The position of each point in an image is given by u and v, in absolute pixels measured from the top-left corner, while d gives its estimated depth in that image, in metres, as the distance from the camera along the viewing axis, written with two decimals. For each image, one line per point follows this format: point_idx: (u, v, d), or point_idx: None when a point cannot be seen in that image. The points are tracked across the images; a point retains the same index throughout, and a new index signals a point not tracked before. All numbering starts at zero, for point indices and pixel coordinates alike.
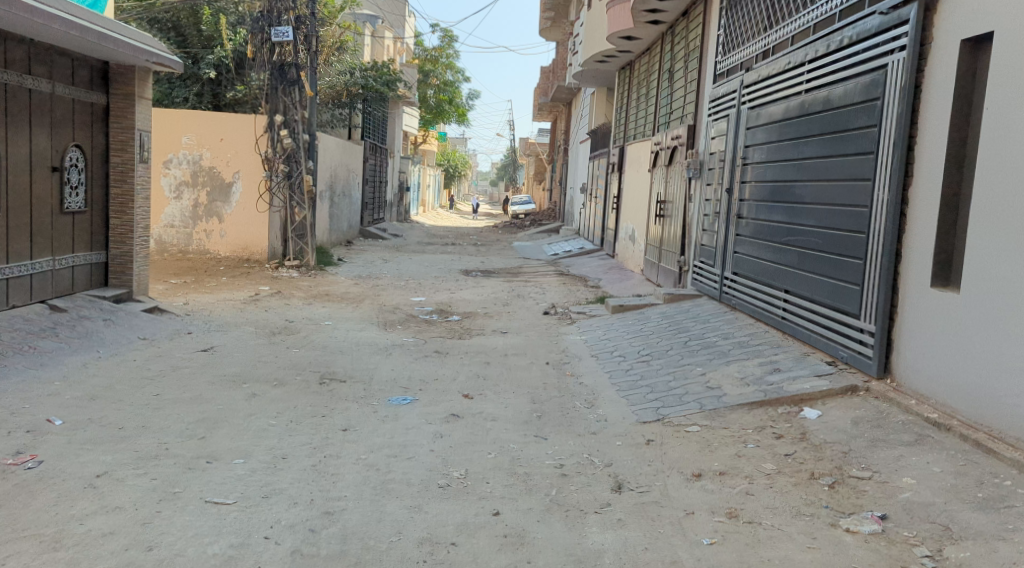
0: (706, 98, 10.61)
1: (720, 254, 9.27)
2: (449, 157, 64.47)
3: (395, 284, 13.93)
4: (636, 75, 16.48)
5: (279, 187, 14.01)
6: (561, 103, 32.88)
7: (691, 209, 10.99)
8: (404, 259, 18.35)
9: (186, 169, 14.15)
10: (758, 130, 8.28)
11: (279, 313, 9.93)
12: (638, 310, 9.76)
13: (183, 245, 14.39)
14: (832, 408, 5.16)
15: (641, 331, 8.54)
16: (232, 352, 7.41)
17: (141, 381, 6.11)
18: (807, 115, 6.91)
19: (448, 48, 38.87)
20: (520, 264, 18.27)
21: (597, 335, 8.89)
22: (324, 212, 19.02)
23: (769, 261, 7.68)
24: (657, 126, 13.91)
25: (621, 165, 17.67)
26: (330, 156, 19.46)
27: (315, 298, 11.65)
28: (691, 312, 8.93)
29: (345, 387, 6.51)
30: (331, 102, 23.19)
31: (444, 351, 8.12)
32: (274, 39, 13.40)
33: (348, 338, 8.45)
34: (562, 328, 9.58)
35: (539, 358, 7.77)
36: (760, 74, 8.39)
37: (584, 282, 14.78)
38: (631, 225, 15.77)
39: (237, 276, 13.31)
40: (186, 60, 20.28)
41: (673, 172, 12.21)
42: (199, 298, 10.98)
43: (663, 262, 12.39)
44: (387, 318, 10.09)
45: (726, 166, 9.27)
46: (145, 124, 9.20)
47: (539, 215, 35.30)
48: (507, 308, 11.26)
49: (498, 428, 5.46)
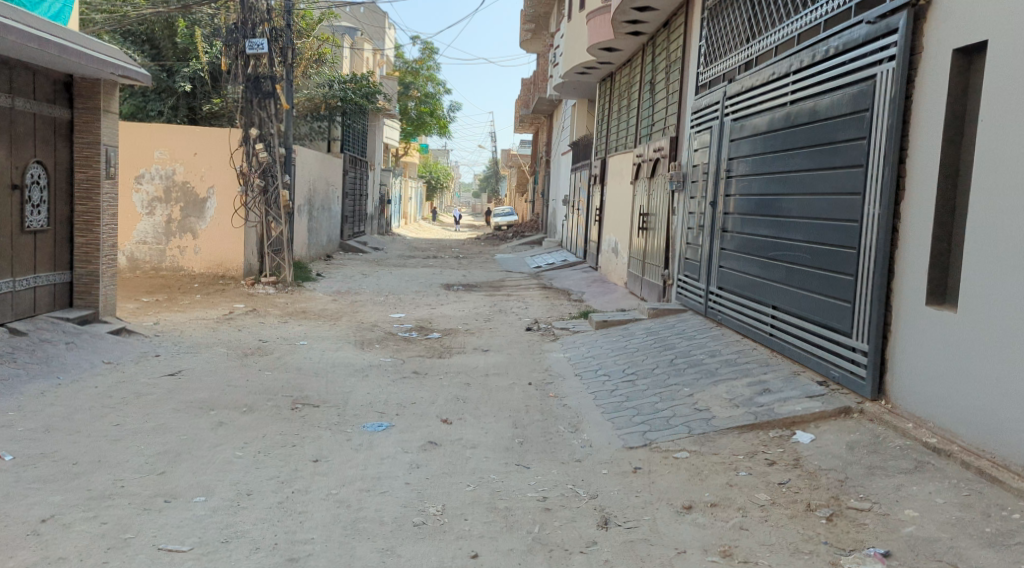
0: (689, 109, 10.44)
1: (705, 268, 9.09)
2: (430, 169, 64.26)
3: (374, 299, 13.67)
4: (617, 86, 16.34)
5: (255, 202, 13.71)
6: (542, 114, 32.78)
7: (675, 222, 10.80)
8: (384, 273, 18.10)
9: (158, 184, 13.77)
10: (742, 142, 8.10)
11: (253, 332, 9.63)
12: (622, 326, 9.55)
13: (155, 262, 13.98)
14: (826, 432, 4.96)
15: (626, 348, 8.32)
16: (201, 376, 7.12)
17: (102, 410, 5.82)
18: (793, 125, 6.73)
19: (428, 60, 38.73)
20: (502, 277, 18.06)
21: (581, 352, 8.66)
22: (303, 226, 18.73)
23: (755, 276, 7.49)
24: (639, 137, 13.74)
25: (603, 177, 17.50)
26: (308, 169, 19.18)
27: (292, 316, 11.37)
28: (677, 328, 8.73)
29: (318, 412, 6.24)
30: (309, 114, 22.85)
31: (422, 371, 7.86)
32: (249, 51, 13.13)
33: (324, 358, 8.17)
34: (545, 345, 9.35)
35: (521, 379, 7.53)
36: (744, 85, 8.22)
37: (568, 295, 14.58)
38: (614, 237, 15.60)
39: (212, 293, 12.98)
40: (161, 73, 19.99)
41: (656, 184, 12.03)
42: (172, 317, 10.67)
43: (646, 275, 12.20)
44: (365, 336, 9.83)
45: (710, 179, 9.09)
46: (111, 139, 8.91)
47: (522, 227, 35.13)
48: (488, 324, 11.03)
49: (478, 456, 5.21)
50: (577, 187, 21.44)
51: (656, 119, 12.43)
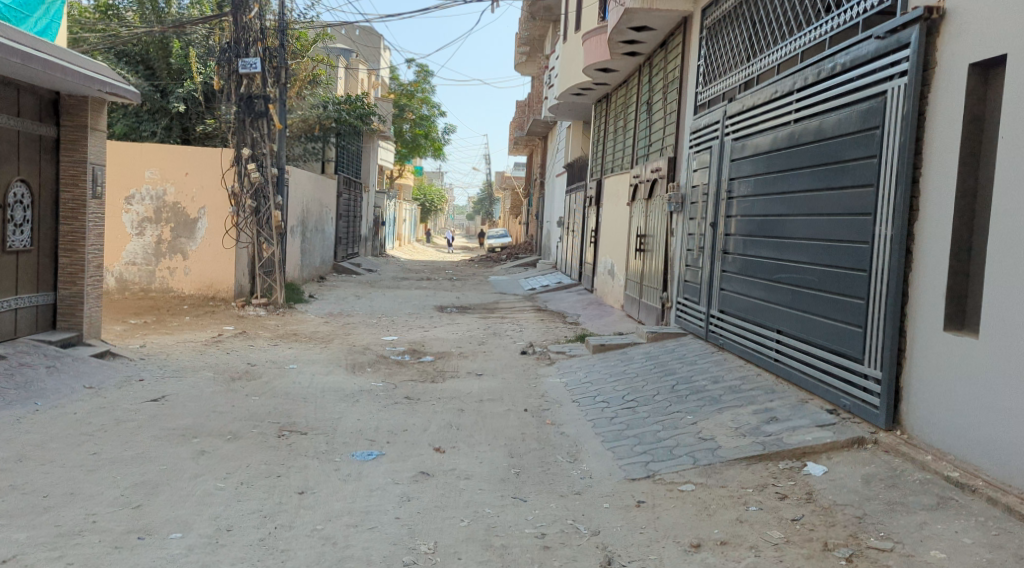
0: (687, 130, 10.28)
1: (705, 291, 8.89)
2: (424, 191, 64.21)
3: (367, 322, 13.42)
4: (613, 108, 16.23)
5: (247, 222, 13.53)
6: (537, 137, 32.73)
7: (673, 244, 10.61)
8: (377, 295, 17.86)
9: (149, 205, 13.52)
10: (743, 162, 7.93)
11: (242, 355, 9.37)
12: (620, 350, 9.32)
13: (145, 283, 13.66)
14: (839, 464, 4.74)
15: (624, 373, 8.09)
16: (186, 401, 6.85)
17: (80, 437, 5.55)
18: (797, 145, 6.55)
19: (423, 83, 38.75)
20: (497, 299, 17.83)
21: (578, 377, 8.42)
22: (295, 248, 18.50)
23: (758, 299, 7.29)
24: (635, 158, 13.59)
25: (599, 199, 17.35)
26: (301, 190, 18.99)
27: (282, 339, 11.11)
28: (677, 352, 8.51)
29: (306, 440, 5.97)
30: (303, 135, 22.65)
31: (415, 397, 7.60)
32: (242, 70, 12.97)
33: (314, 383, 7.91)
34: (541, 370, 9.10)
35: (517, 405, 7.28)
36: (745, 104, 8.06)
37: (563, 318, 14.35)
38: (610, 259, 15.40)
39: (201, 315, 12.71)
40: (155, 93, 19.81)
41: (653, 205, 11.85)
42: (159, 340, 10.39)
43: (643, 298, 11.99)
44: (356, 360, 9.57)
45: (710, 200, 8.91)
46: (99, 157, 8.68)
47: (516, 249, 34.96)
48: (483, 348, 10.78)
49: (472, 488, 4.96)
50: (572, 209, 21.30)
51: (653, 140, 12.28)
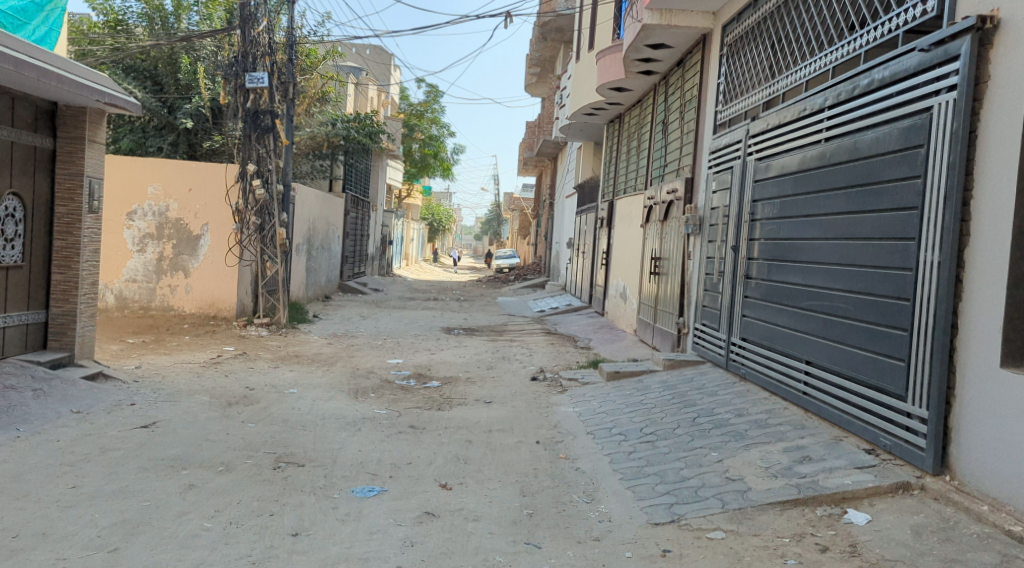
0: (705, 150, 9.93)
1: (725, 317, 8.50)
2: (433, 211, 64.01)
3: (372, 343, 13.05)
4: (626, 127, 15.93)
5: (251, 239, 13.17)
6: (547, 157, 32.47)
7: (690, 268, 10.23)
8: (383, 316, 17.49)
9: (151, 221, 13.22)
10: (767, 184, 7.58)
11: (241, 378, 8.99)
12: (635, 377, 8.93)
13: (145, 301, 13.33)
14: (883, 512, 4.35)
15: (641, 403, 7.69)
16: (178, 428, 6.48)
17: (61, 468, 5.19)
18: (829, 165, 6.18)
19: (433, 103, 38.62)
20: (505, 321, 17.43)
21: (592, 406, 8.03)
22: (301, 266, 18.17)
23: (784, 328, 6.91)
24: (650, 179, 13.24)
25: (611, 220, 16.98)
26: (308, 208, 18.68)
27: (283, 361, 10.74)
28: (696, 381, 8.13)
29: (303, 473, 5.59)
30: (311, 152, 22.32)
31: (421, 426, 7.21)
32: (249, 85, 12.68)
33: (314, 409, 7.52)
34: (553, 397, 8.71)
35: (528, 436, 6.88)
36: (768, 123, 7.70)
37: (574, 342, 13.94)
38: (622, 281, 15.01)
39: (201, 335, 12.36)
40: (162, 109, 19.59)
41: (669, 228, 11.47)
42: (156, 360, 10.03)
43: (658, 323, 11.60)
44: (360, 384, 9.18)
45: (730, 222, 8.56)
46: (96, 170, 8.36)
47: (524, 270, 34.60)
48: (491, 373, 10.38)
49: (482, 531, 4.57)
50: (583, 231, 20.94)
51: (669, 161, 11.92)
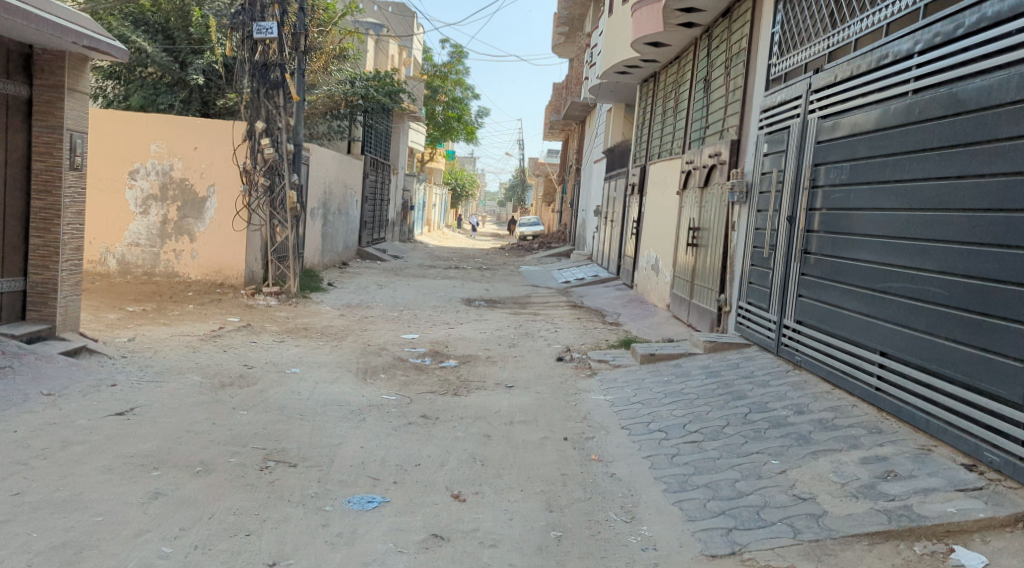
0: (755, 108, 8.96)
1: (776, 297, 7.58)
2: (456, 175, 63.11)
3: (387, 315, 12.28)
4: (662, 87, 14.94)
5: (259, 203, 12.35)
6: (574, 121, 31.43)
7: (734, 240, 9.34)
8: (401, 285, 16.74)
9: (154, 181, 12.42)
10: (833, 146, 6.66)
11: (240, 355, 8.22)
12: (672, 361, 8.08)
13: (148, 266, 12.60)
14: (1003, 554, 3.49)
15: (681, 394, 6.82)
16: (158, 416, 5.70)
17: (10, 469, 4.45)
18: (923, 120, 5.29)
19: (457, 64, 37.66)
20: (529, 292, 16.61)
21: (625, 394, 7.19)
22: (316, 231, 17.38)
23: (854, 312, 6.03)
24: (688, 142, 12.27)
25: (643, 186, 15.98)
26: (325, 170, 17.85)
27: (290, 334, 9.97)
28: (744, 368, 7.24)
29: (292, 476, 4.79)
30: (327, 112, 21.20)
31: (434, 416, 6.39)
32: (257, 35, 11.80)
33: (316, 394, 6.72)
34: (581, 382, 7.88)
35: (555, 430, 6.07)
36: (835, 75, 6.75)
37: (601, 317, 13.09)
38: (654, 252, 14.06)
39: (205, 304, 11.60)
40: (174, 64, 18.81)
41: (710, 195, 10.54)
42: (152, 331, 9.29)
43: (695, 300, 10.72)
44: (370, 362, 8.42)
45: (783, 190, 7.64)
46: (78, 123, 7.56)
47: (549, 238, 33.67)
48: (513, 351, 9.56)
49: (501, 561, 3.76)
50: (611, 198, 19.95)
51: (711, 122, 10.96)
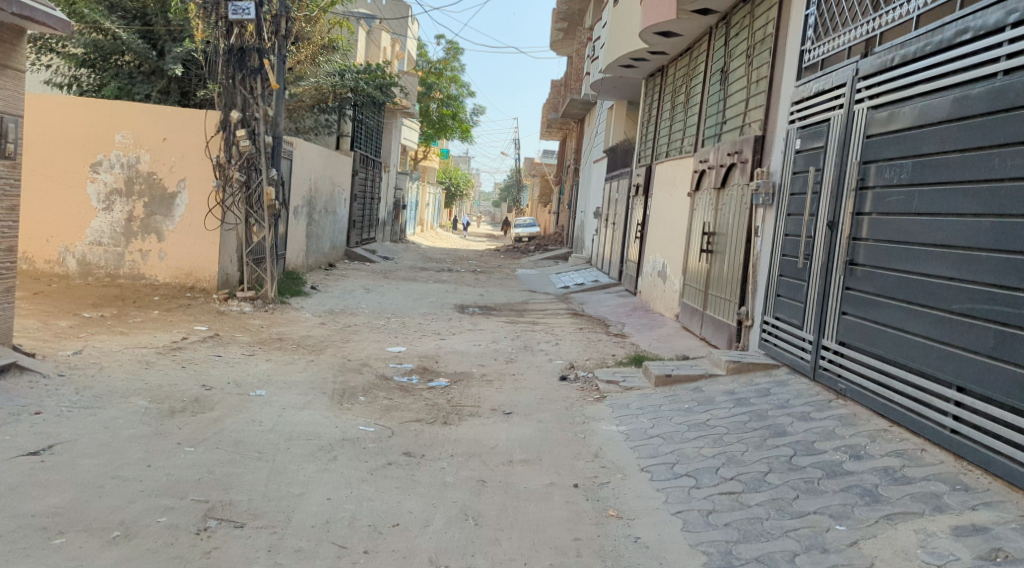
0: (784, 99, 8.03)
1: (811, 313, 6.63)
2: (450, 174, 62.12)
3: (372, 323, 11.30)
4: (670, 80, 14.04)
5: (235, 200, 11.42)
6: (572, 119, 30.52)
7: (758, 248, 8.41)
8: (389, 289, 15.72)
9: (119, 174, 11.38)
10: (888, 140, 5.72)
11: (199, 373, 7.20)
12: (692, 385, 7.10)
13: (111, 268, 11.53)
14: None
15: (708, 426, 5.85)
16: (80, 456, 4.70)
17: None
18: (1021, 105, 4.43)
19: (453, 61, 36.75)
20: (525, 298, 15.63)
21: (641, 424, 6.21)
22: (300, 231, 16.37)
23: (919, 336, 5.10)
24: (700, 139, 11.36)
25: (648, 187, 15.03)
26: (311, 165, 16.83)
27: (262, 346, 8.97)
28: (777, 396, 6.28)
29: (237, 542, 3.81)
30: (315, 106, 20.10)
31: (417, 453, 5.40)
32: (232, 16, 10.79)
33: (280, 424, 5.71)
34: (589, 408, 6.89)
35: (562, 475, 5.09)
36: (891, 59, 5.83)
37: (604, 326, 12.12)
38: (661, 257, 13.10)
39: (172, 310, 10.56)
40: (150, 53, 17.84)
41: (728, 196, 9.60)
42: (106, 342, 8.26)
43: (709, 312, 9.79)
44: (349, 382, 7.43)
45: (820, 191, 6.68)
46: (13, 105, 6.56)
47: (545, 240, 32.66)
48: (510, 368, 8.57)
49: None
50: (613, 198, 19.01)
51: (728, 117, 10.03)
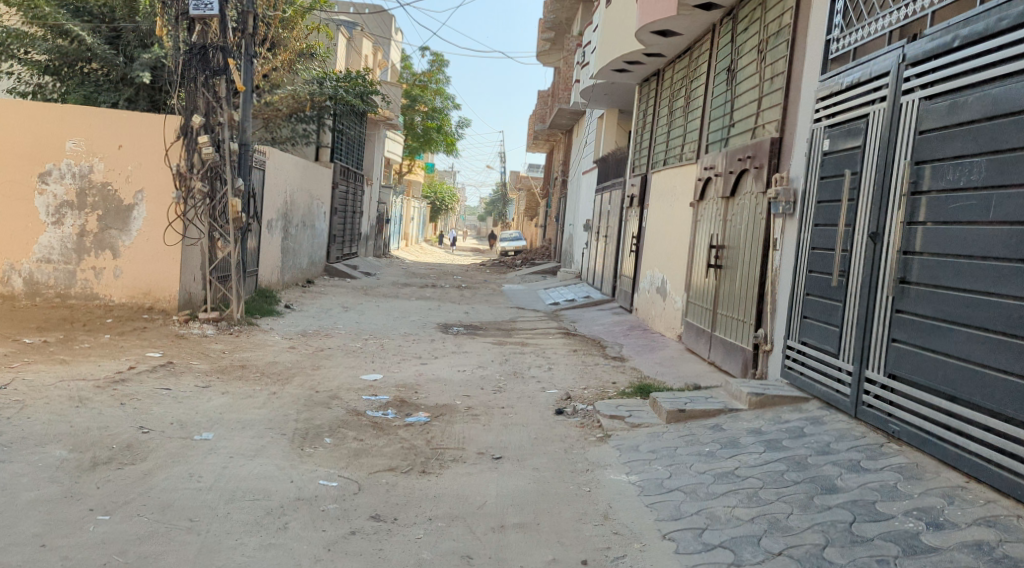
0: (806, 95, 7.16)
1: (851, 340, 5.70)
2: (435, 189, 61.23)
3: (347, 347, 10.32)
4: (667, 84, 13.22)
5: (198, 212, 10.44)
6: (560, 131, 29.75)
7: (777, 264, 7.51)
8: (368, 307, 14.73)
9: (70, 185, 10.37)
10: (950, 136, 4.84)
11: (139, 411, 6.18)
12: (710, 423, 6.16)
13: (62, 287, 10.45)
14: None
15: (738, 478, 4.93)
16: None
17: None
18: None
19: (437, 73, 36.04)
20: (514, 316, 14.68)
21: (656, 473, 5.27)
22: (274, 246, 15.36)
23: (1007, 372, 4.22)
24: (704, 145, 10.49)
25: (643, 198, 14.15)
26: (286, 176, 15.84)
27: (221, 377, 7.95)
28: (814, 438, 5.37)
29: None
30: (292, 115, 18.99)
31: (388, 516, 4.43)
32: (193, 12, 10.00)
33: (223, 480, 4.72)
34: (591, 451, 5.94)
35: (567, 546, 4.15)
36: (950, 40, 4.96)
37: (601, 348, 11.19)
38: (660, 272, 12.20)
39: (126, 333, 9.53)
40: (117, 58, 16.84)
41: (738, 206, 8.71)
42: (38, 373, 7.20)
43: (720, 333, 8.85)
44: (315, 420, 6.45)
45: (859, 199, 5.78)
46: None
47: (533, 253, 31.75)
48: (499, 400, 7.61)
49: None
50: (604, 211, 18.16)
51: (736, 120, 9.16)
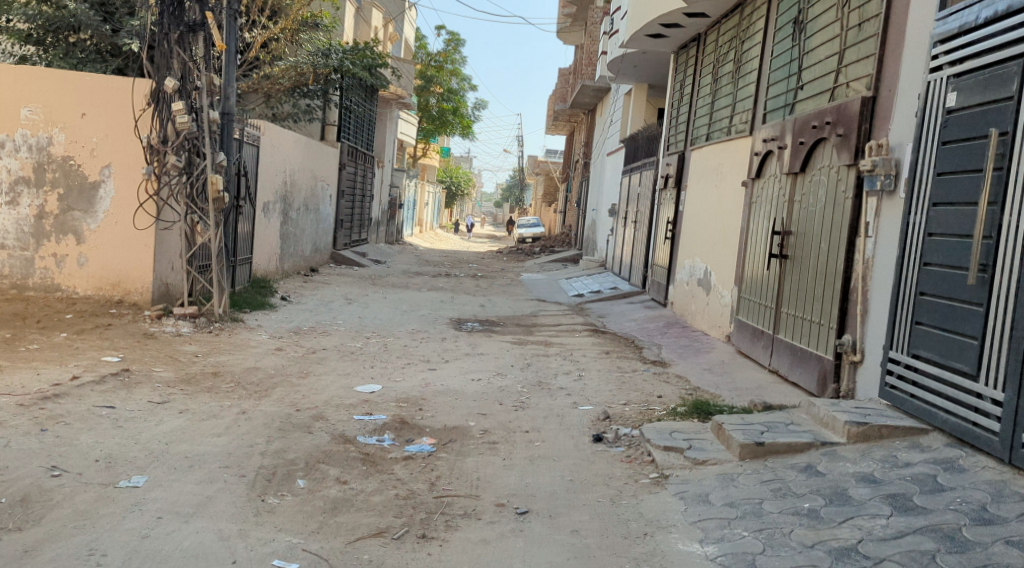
0: (917, 38, 5.61)
1: (1004, 359, 4.20)
2: (450, 174, 59.79)
3: (343, 347, 8.92)
4: (711, 49, 11.69)
5: (173, 192, 9.03)
6: (581, 111, 28.22)
7: (869, 254, 5.99)
8: (373, 299, 13.31)
9: (26, 159, 9.02)
10: None
11: (60, 442, 4.80)
12: (801, 464, 4.68)
13: (18, 277, 9.12)
14: None
15: (866, 560, 3.49)
16: None
17: None
18: None
19: (454, 53, 34.50)
20: (535, 310, 13.23)
21: (743, 542, 3.85)
22: (271, 231, 13.95)
23: None
24: (761, 112, 8.94)
25: (681, 179, 12.61)
26: (285, 155, 14.39)
27: (185, 389, 6.54)
28: (957, 493, 3.92)
29: None
30: (294, 89, 17.27)
31: None
32: None
33: (137, 563, 3.37)
34: (647, 501, 4.50)
35: None
36: None
37: (636, 349, 9.72)
38: (703, 262, 10.69)
39: (85, 332, 8.17)
40: (104, 26, 15.55)
41: (812, 182, 7.19)
42: None
43: (786, 336, 7.34)
44: (290, 452, 5.05)
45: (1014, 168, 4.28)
46: None
47: (553, 240, 30.28)
48: (521, 420, 6.17)
49: None
50: (632, 194, 16.64)
51: (807, 80, 7.63)
